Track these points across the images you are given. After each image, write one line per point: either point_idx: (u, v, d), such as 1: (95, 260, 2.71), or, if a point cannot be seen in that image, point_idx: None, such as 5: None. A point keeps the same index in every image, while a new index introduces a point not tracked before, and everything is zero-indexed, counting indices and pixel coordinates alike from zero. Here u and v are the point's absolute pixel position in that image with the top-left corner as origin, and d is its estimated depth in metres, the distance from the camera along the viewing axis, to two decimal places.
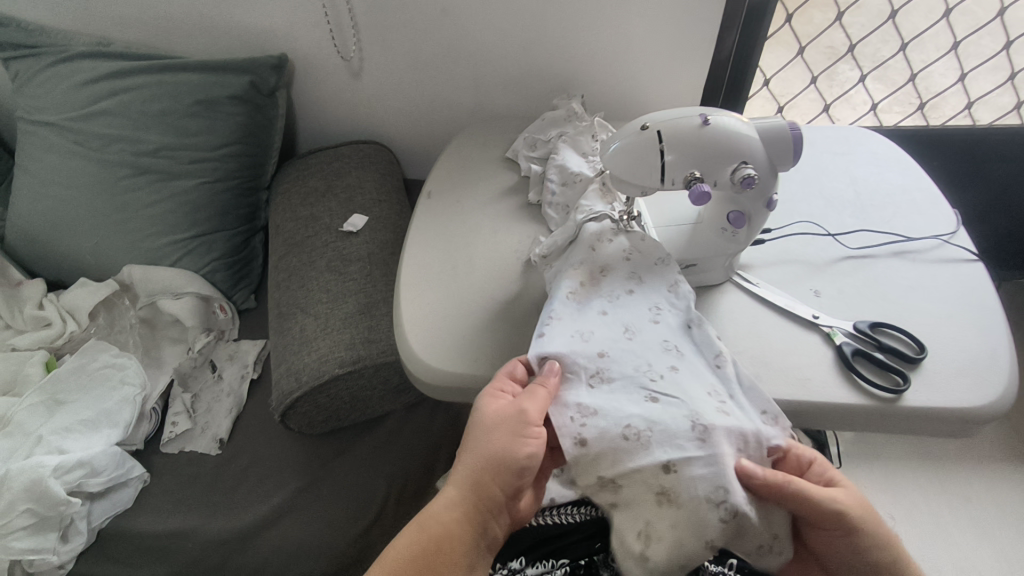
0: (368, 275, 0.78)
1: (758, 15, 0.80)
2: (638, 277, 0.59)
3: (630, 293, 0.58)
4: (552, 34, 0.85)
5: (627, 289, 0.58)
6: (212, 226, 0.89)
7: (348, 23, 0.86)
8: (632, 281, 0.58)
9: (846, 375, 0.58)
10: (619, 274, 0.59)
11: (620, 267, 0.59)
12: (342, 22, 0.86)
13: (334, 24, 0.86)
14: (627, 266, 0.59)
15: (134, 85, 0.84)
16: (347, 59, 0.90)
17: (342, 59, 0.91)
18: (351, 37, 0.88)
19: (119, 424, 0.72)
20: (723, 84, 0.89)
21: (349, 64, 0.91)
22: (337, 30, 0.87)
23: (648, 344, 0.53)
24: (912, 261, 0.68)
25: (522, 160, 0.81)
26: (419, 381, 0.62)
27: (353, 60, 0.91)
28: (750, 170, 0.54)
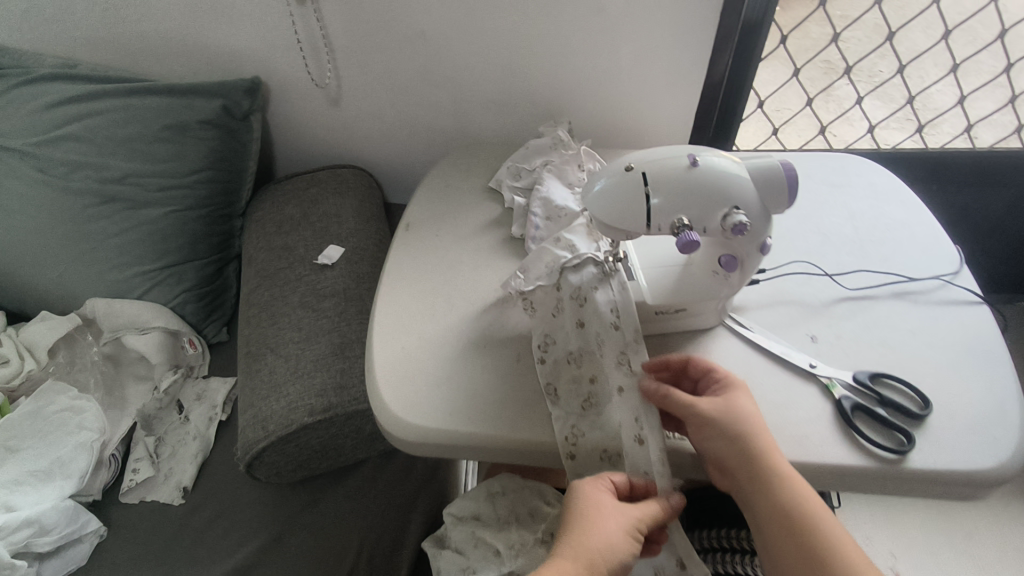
0: (342, 311, 0.74)
1: (751, 37, 0.77)
2: (626, 361, 0.55)
3: (619, 391, 0.55)
4: (538, 58, 0.81)
5: (614, 384, 0.55)
6: (183, 256, 0.85)
7: (324, 50, 0.83)
8: (619, 369, 0.55)
9: (846, 432, 0.55)
10: (608, 361, 0.56)
11: (605, 355, 0.56)
12: (316, 47, 0.83)
13: (307, 51, 0.83)
14: (614, 346, 0.56)
15: (100, 110, 0.80)
16: (322, 85, 0.87)
17: (317, 86, 0.87)
18: (325, 61, 0.84)
19: (73, 474, 0.67)
20: (716, 105, 0.86)
21: (326, 90, 0.88)
22: (310, 56, 0.84)
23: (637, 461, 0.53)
24: (914, 303, 0.64)
25: (505, 191, 0.77)
26: (391, 434, 0.58)
27: (330, 86, 0.87)
28: (742, 216, 0.50)
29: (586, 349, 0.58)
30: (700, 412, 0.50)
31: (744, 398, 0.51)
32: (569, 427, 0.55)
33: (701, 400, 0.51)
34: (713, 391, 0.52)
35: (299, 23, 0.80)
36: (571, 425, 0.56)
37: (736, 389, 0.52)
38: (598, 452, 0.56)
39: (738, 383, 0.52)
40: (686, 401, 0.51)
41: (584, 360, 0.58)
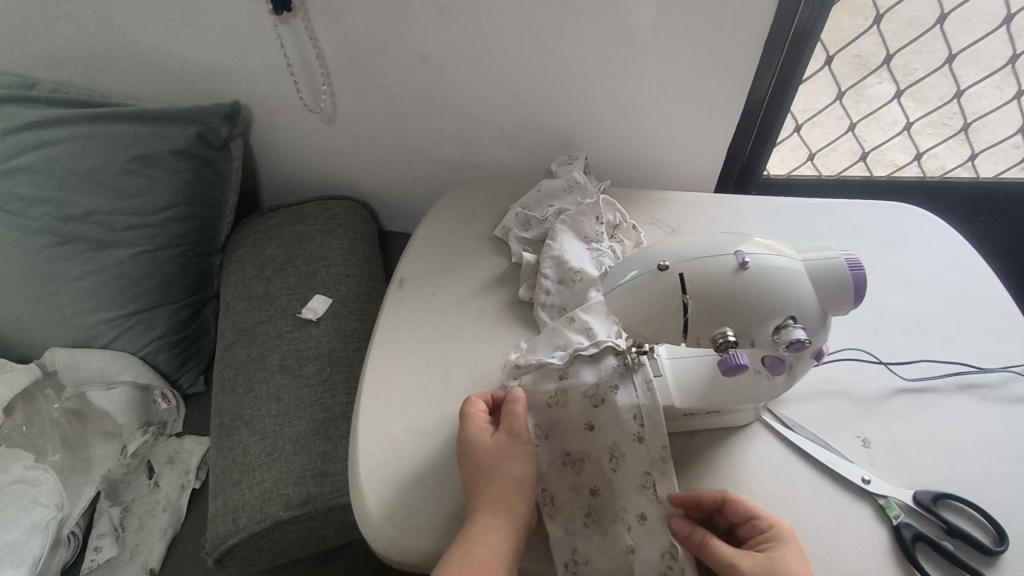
0: (326, 379, 0.66)
1: (799, 48, 0.66)
2: (650, 484, 0.48)
3: (641, 520, 0.47)
4: (553, 86, 0.71)
5: (635, 510, 0.48)
6: (155, 300, 0.78)
7: (319, 68, 0.73)
8: (641, 493, 0.48)
9: (908, 570, 0.47)
10: (629, 477, 0.49)
11: (625, 471, 0.49)
12: (310, 66, 0.73)
13: (300, 67, 0.73)
14: (637, 462, 0.49)
15: (58, 138, 0.71)
16: (316, 109, 0.78)
17: (309, 110, 0.78)
18: (320, 79, 0.74)
19: (24, 561, 0.62)
20: (754, 125, 0.75)
21: (321, 113, 0.79)
22: (304, 79, 0.74)
23: None
24: (982, 399, 0.55)
25: (512, 243, 0.68)
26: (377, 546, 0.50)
27: (324, 108, 0.78)
28: (800, 331, 0.41)
29: (591, 456, 0.50)
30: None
31: (794, 556, 0.43)
32: (570, 550, 0.48)
33: (742, 560, 0.43)
34: (757, 545, 0.44)
35: (290, 47, 0.71)
36: (572, 549, 0.48)
37: (785, 546, 0.43)
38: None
39: (788, 537, 0.44)
40: (724, 559, 0.43)
41: (586, 468, 0.50)
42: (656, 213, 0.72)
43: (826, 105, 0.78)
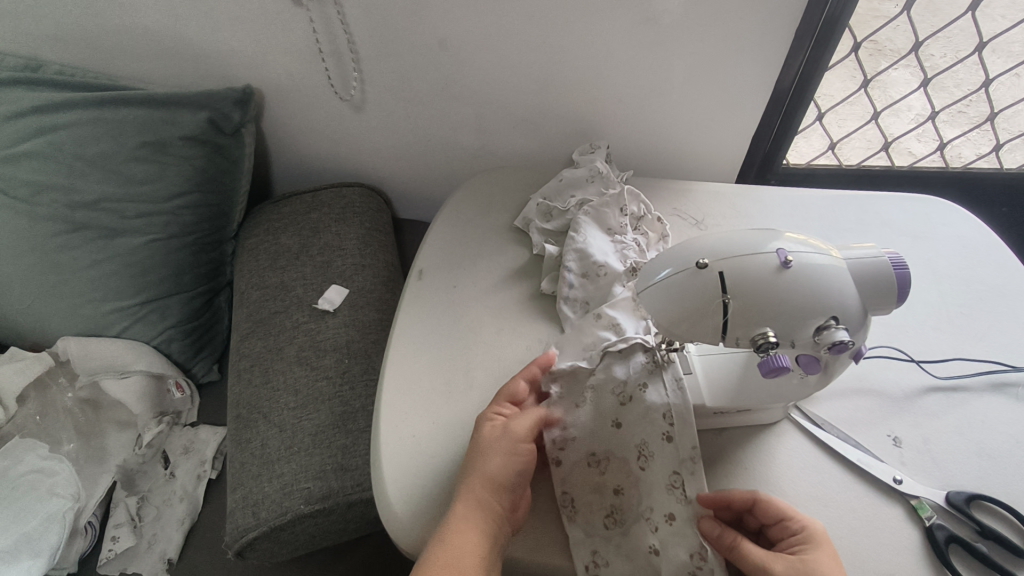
0: (344, 372, 0.65)
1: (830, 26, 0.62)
2: (679, 484, 0.47)
3: (670, 521, 0.46)
4: (574, 73, 0.69)
5: (663, 510, 0.46)
6: (167, 289, 0.76)
7: (350, 57, 0.71)
8: (670, 493, 0.47)
9: (940, 570, 0.46)
10: (658, 477, 0.47)
11: (652, 472, 0.48)
12: (342, 57, 0.71)
13: (331, 56, 0.71)
14: (665, 463, 0.48)
15: (66, 123, 0.69)
16: (347, 98, 0.76)
17: (341, 99, 0.76)
18: (350, 66, 0.72)
19: (42, 553, 0.62)
20: (782, 108, 0.72)
21: (351, 102, 0.77)
22: (336, 71, 0.73)
23: None
24: (1014, 398, 0.55)
25: (533, 234, 0.67)
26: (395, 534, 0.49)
27: (354, 96, 0.76)
28: (842, 332, 0.40)
29: (615, 455, 0.49)
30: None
31: (827, 562, 0.42)
32: (590, 552, 0.46)
33: (777, 565, 0.42)
34: (790, 547, 0.43)
35: (321, 26, 0.68)
36: (591, 550, 0.46)
37: (818, 549, 0.42)
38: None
39: (821, 540, 0.43)
40: (758, 563, 0.42)
41: (610, 467, 0.49)
42: (679, 204, 0.71)
43: (854, 93, 0.76)
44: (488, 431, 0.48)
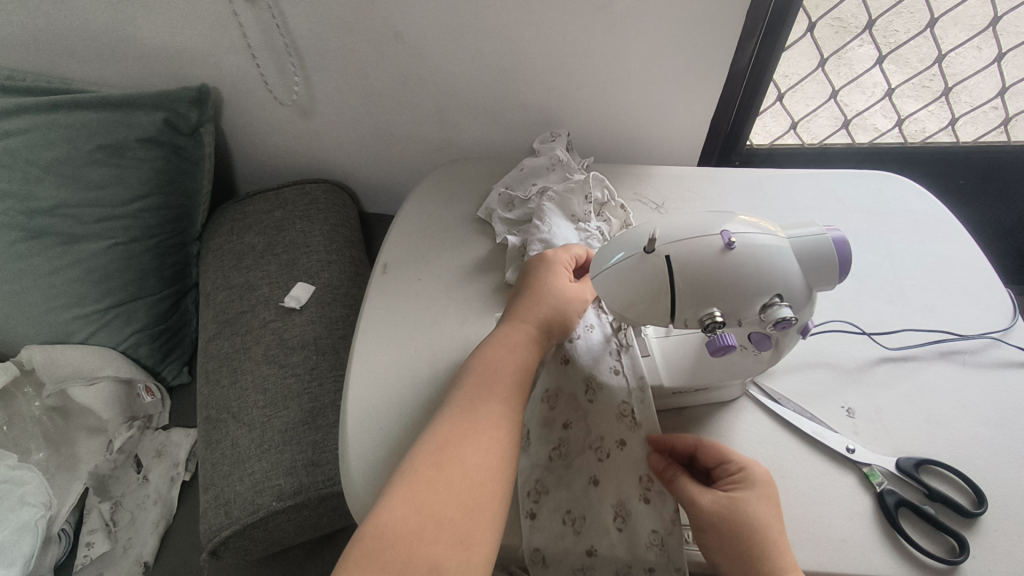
0: (313, 368, 0.65)
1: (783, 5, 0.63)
2: (634, 423, 0.50)
3: (620, 446, 0.49)
4: (532, 63, 0.70)
5: (614, 437, 0.50)
6: (131, 294, 0.76)
7: (287, 56, 0.71)
8: (620, 422, 0.50)
9: (889, 534, 0.48)
10: (607, 409, 0.51)
11: (600, 404, 0.52)
12: (280, 56, 0.71)
13: (269, 57, 0.71)
14: (615, 394, 0.52)
15: (17, 129, 0.67)
16: (287, 102, 0.77)
17: (282, 102, 0.77)
18: (290, 66, 0.72)
19: (16, 561, 0.61)
20: (739, 90, 0.73)
21: (293, 104, 0.78)
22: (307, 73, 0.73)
23: (635, 536, 0.46)
24: (961, 365, 0.57)
25: (495, 224, 0.67)
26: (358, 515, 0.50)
27: (295, 99, 0.77)
28: (786, 309, 0.41)
29: (564, 391, 0.53)
30: (700, 509, 0.44)
31: (754, 501, 0.43)
32: (532, 482, 0.49)
33: (703, 496, 0.44)
34: (725, 485, 0.45)
35: (276, 24, 0.67)
36: (534, 480, 0.49)
37: (751, 490, 0.44)
38: (560, 515, 0.47)
39: (756, 480, 0.44)
40: (686, 496, 0.45)
41: (559, 403, 0.52)
42: (640, 189, 0.71)
43: (809, 73, 0.77)
44: (563, 277, 0.55)
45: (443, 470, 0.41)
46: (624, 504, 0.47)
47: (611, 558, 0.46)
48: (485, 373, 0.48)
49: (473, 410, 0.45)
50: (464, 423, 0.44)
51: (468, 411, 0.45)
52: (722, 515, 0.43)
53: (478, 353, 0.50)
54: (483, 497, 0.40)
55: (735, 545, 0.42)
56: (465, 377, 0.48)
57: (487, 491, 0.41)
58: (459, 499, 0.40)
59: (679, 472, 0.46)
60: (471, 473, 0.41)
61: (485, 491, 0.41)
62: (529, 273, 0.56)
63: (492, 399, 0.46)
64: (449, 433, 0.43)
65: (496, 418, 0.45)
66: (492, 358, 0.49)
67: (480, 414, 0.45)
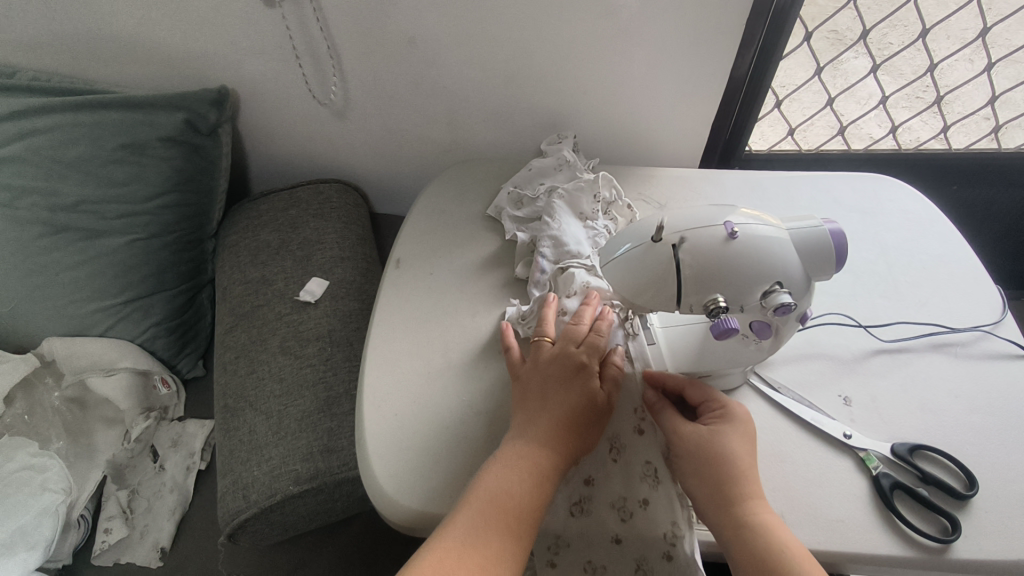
0: (329, 359, 0.68)
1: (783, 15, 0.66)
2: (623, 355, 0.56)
3: None
4: (542, 68, 0.73)
5: None
6: (150, 288, 0.78)
7: (329, 60, 0.74)
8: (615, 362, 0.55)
9: (885, 515, 0.50)
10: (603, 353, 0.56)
11: None
12: (320, 58, 0.73)
13: (307, 56, 0.73)
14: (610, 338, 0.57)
15: (44, 127, 0.70)
16: (327, 102, 0.79)
17: (320, 103, 0.79)
18: (329, 68, 0.75)
19: (37, 545, 0.64)
20: (739, 97, 0.76)
21: (331, 106, 0.80)
22: (317, 76, 0.76)
23: (631, 467, 0.50)
24: (953, 356, 0.59)
25: (505, 221, 0.70)
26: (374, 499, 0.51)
27: (334, 100, 0.79)
28: (786, 295, 0.44)
29: None
30: (679, 437, 0.48)
31: (731, 434, 0.48)
32: None
33: (685, 427, 0.49)
34: (706, 420, 0.50)
35: (295, 28, 0.70)
36: None
37: (728, 424, 0.48)
38: None
39: (736, 415, 0.49)
40: (670, 426, 0.50)
41: None
42: (645, 189, 0.74)
43: (806, 82, 0.80)
44: (589, 377, 0.50)
45: None
46: (618, 437, 0.51)
47: (608, 488, 0.49)
48: (496, 485, 0.44)
49: (485, 531, 0.42)
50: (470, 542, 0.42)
51: (483, 530, 0.42)
52: (697, 442, 0.47)
53: (492, 459, 0.46)
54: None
55: (706, 468, 0.46)
56: (481, 484, 0.45)
57: None
58: None
59: (666, 408, 0.51)
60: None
61: None
62: (553, 364, 0.51)
63: (508, 517, 0.43)
64: (452, 551, 0.41)
65: (509, 543, 0.42)
66: (510, 467, 0.45)
67: (491, 534, 0.42)
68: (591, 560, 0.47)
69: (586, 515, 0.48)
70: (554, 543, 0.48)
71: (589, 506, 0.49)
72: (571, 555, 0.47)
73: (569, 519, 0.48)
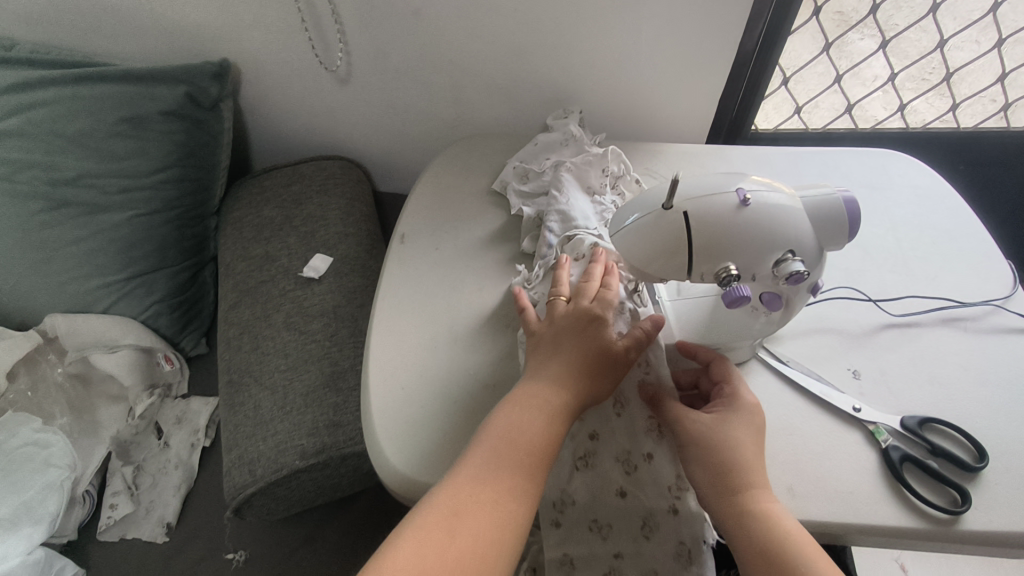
0: (333, 335, 0.67)
1: None
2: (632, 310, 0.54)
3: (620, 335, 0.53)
4: (547, 43, 0.72)
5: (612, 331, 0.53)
6: (153, 264, 0.78)
7: (329, 23, 0.71)
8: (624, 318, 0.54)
9: (895, 487, 0.50)
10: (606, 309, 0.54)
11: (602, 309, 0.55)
12: (322, 28, 0.72)
13: (314, 29, 0.72)
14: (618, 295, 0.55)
15: (44, 100, 0.69)
16: (332, 69, 0.77)
17: (325, 69, 0.77)
18: (333, 42, 0.73)
19: (42, 520, 0.64)
20: (746, 74, 0.75)
21: (335, 73, 0.78)
22: (322, 50, 0.74)
23: (634, 422, 0.50)
24: (964, 331, 0.59)
25: (510, 196, 0.69)
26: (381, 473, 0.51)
27: (341, 69, 0.77)
28: (799, 264, 0.43)
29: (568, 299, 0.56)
30: (681, 424, 0.47)
31: (735, 423, 0.46)
32: None
33: (688, 415, 0.47)
34: (712, 408, 0.48)
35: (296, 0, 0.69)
36: None
37: (735, 413, 0.47)
38: None
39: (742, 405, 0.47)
40: (673, 414, 0.48)
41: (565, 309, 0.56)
42: (651, 164, 0.73)
43: (813, 58, 0.79)
44: (602, 325, 0.50)
45: (460, 520, 0.39)
46: (623, 393, 0.51)
47: (612, 442, 0.49)
48: (507, 429, 0.44)
49: (498, 467, 0.42)
50: (483, 480, 0.41)
51: (495, 466, 0.42)
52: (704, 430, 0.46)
53: (508, 399, 0.46)
54: (494, 565, 0.38)
55: (709, 457, 0.45)
56: (492, 424, 0.45)
57: (505, 540, 0.40)
58: (474, 552, 0.38)
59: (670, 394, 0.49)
60: (488, 527, 0.39)
61: (502, 537, 0.40)
62: (566, 318, 0.51)
63: (521, 453, 0.43)
64: (466, 486, 0.41)
65: (520, 480, 0.42)
66: (523, 406, 0.45)
67: (505, 470, 0.42)
68: (596, 518, 0.48)
69: (591, 470, 0.49)
70: (558, 502, 0.48)
71: (593, 461, 0.49)
72: (576, 513, 0.48)
73: (574, 474, 0.48)
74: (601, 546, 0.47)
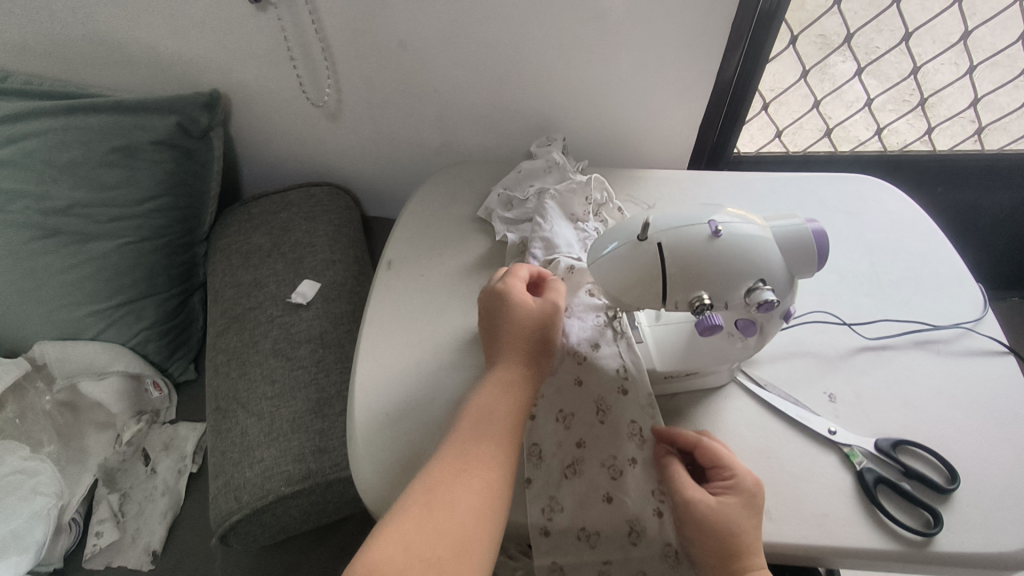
0: (320, 361, 0.68)
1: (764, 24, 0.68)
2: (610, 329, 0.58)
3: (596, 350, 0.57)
4: (531, 72, 0.74)
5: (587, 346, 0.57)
6: (142, 291, 0.79)
7: (321, 57, 0.73)
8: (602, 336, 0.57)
9: (871, 509, 0.51)
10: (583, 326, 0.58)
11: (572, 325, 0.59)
12: (313, 59, 0.74)
13: (302, 62, 0.74)
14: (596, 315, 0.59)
15: (36, 131, 0.70)
16: (321, 105, 0.80)
17: (314, 105, 0.80)
18: (325, 78, 0.76)
19: (28, 548, 0.65)
20: (725, 102, 0.77)
21: (325, 108, 0.80)
22: (310, 80, 0.76)
23: (615, 429, 0.52)
24: (936, 353, 0.60)
25: (495, 223, 0.70)
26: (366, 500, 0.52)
27: (329, 102, 0.80)
28: (769, 292, 0.44)
29: None
30: (683, 503, 0.47)
31: (741, 510, 0.46)
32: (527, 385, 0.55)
33: (689, 494, 0.47)
34: (714, 488, 0.48)
35: (283, 32, 0.71)
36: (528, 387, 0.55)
37: (736, 498, 0.46)
38: (553, 412, 0.53)
39: (742, 488, 0.46)
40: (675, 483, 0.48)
41: None
42: (633, 190, 0.75)
43: (792, 84, 0.82)
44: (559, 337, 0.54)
45: (442, 498, 0.42)
46: (605, 400, 0.54)
47: (597, 449, 0.51)
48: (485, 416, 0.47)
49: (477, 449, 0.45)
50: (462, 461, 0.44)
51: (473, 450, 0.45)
52: (706, 514, 0.46)
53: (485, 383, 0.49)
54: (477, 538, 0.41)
55: (709, 540, 0.45)
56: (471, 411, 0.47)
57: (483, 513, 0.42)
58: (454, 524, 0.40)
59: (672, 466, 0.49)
60: (467, 503, 0.42)
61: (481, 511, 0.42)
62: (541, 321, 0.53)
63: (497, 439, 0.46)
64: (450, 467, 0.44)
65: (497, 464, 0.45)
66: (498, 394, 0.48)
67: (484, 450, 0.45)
68: (584, 526, 0.49)
69: (579, 477, 0.50)
70: (547, 510, 0.49)
71: (580, 468, 0.51)
72: (565, 521, 0.48)
73: (563, 482, 0.50)
74: (590, 554, 0.48)
